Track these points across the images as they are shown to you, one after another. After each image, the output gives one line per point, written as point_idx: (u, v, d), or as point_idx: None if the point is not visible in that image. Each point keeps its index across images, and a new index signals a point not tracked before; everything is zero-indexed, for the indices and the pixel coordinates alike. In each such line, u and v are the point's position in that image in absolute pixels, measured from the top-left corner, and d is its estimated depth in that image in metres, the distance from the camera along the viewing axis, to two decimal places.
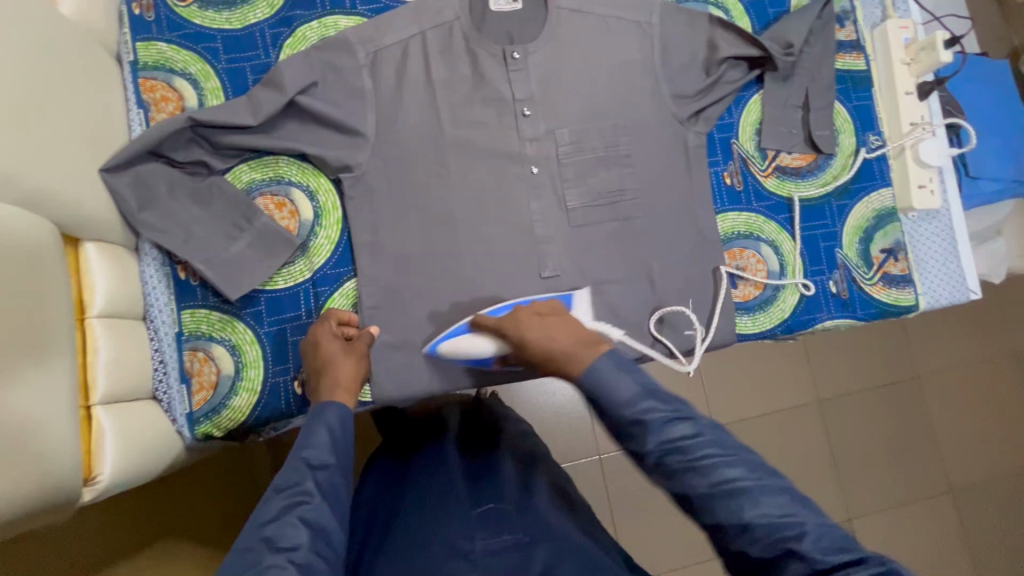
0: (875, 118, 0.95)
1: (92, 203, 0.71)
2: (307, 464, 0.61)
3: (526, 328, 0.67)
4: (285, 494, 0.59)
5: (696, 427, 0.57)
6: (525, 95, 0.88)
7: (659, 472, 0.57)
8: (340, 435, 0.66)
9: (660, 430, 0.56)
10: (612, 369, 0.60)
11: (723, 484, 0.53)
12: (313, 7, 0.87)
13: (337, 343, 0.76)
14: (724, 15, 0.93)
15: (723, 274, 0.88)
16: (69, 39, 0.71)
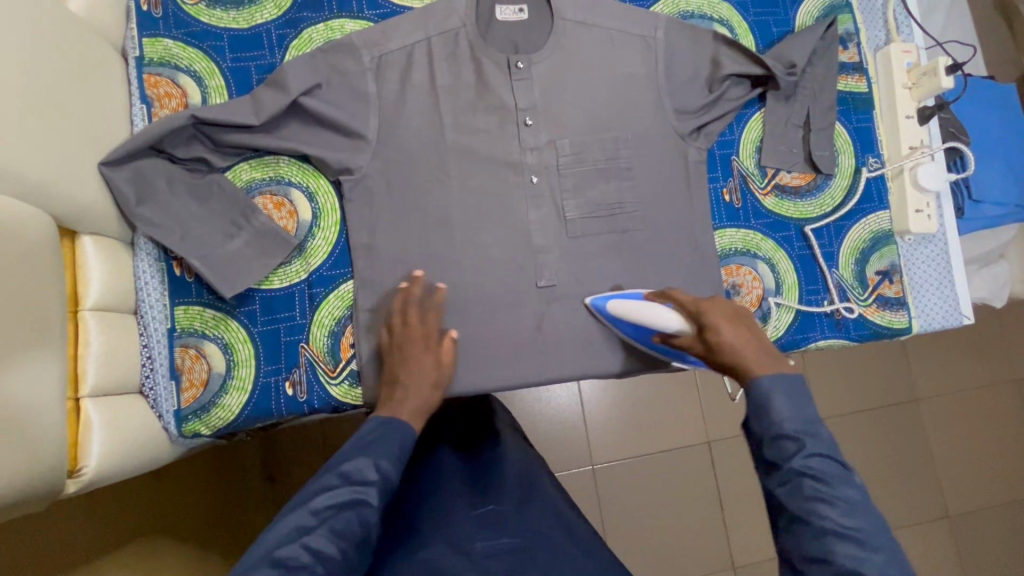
0: (875, 140, 0.96)
1: (90, 196, 0.71)
2: (376, 469, 0.64)
3: (722, 321, 0.69)
4: (350, 486, 0.62)
5: (844, 470, 0.55)
6: (529, 104, 0.89)
7: (783, 491, 0.55)
8: (408, 449, 0.68)
9: (808, 454, 0.55)
10: (787, 389, 0.59)
11: (846, 531, 0.51)
12: (320, 10, 0.88)
13: (430, 365, 0.78)
14: (729, 33, 0.94)
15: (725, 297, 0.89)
16: (73, 32, 0.71)
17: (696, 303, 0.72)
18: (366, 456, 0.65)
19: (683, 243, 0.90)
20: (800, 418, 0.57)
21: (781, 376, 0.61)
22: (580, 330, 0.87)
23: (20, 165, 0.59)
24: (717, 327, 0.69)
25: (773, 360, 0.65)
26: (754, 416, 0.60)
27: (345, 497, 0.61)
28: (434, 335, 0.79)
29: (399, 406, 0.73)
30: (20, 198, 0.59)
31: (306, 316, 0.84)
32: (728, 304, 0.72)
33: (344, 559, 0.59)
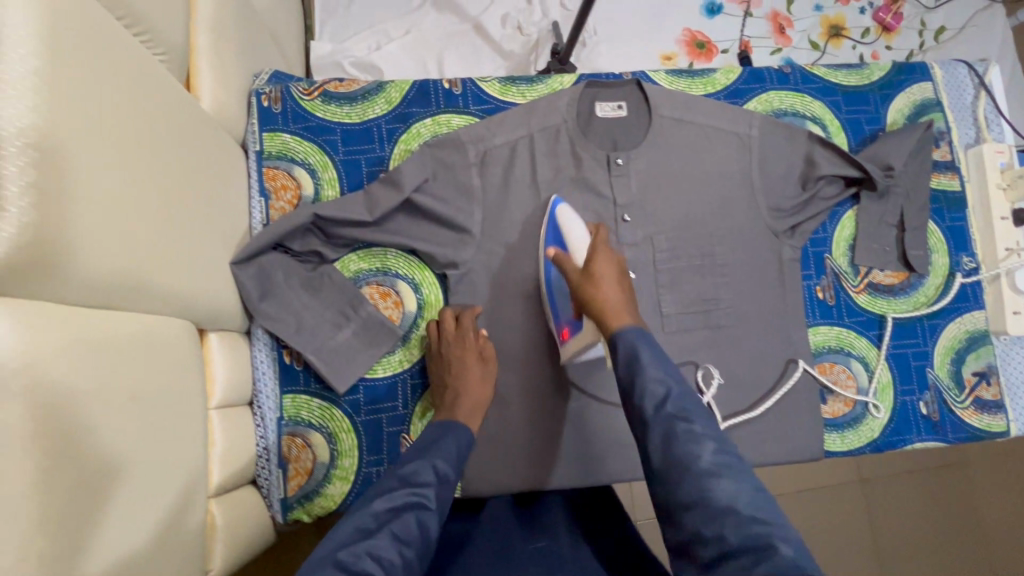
0: (969, 239, 0.96)
1: (223, 297, 0.73)
2: (435, 471, 0.66)
3: (607, 268, 0.75)
4: (410, 488, 0.63)
5: (704, 414, 0.62)
6: (626, 200, 0.90)
7: (659, 436, 0.60)
8: (461, 458, 0.71)
9: (675, 399, 0.61)
10: (648, 342, 0.67)
11: (715, 468, 0.57)
12: (427, 106, 0.91)
13: (478, 367, 0.81)
14: (822, 132, 0.96)
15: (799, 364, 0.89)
16: (207, 136, 0.74)
17: (596, 245, 0.78)
18: (424, 459, 0.67)
19: (776, 339, 0.90)
20: (656, 371, 0.63)
21: (635, 329, 0.68)
22: None
23: (179, 287, 0.61)
24: (600, 271, 0.75)
25: (631, 311, 0.72)
26: (628, 368, 0.65)
27: (407, 498, 0.62)
28: (470, 334, 0.83)
29: (457, 407, 0.77)
30: (173, 315, 0.61)
31: (409, 407, 0.86)
32: (618, 260, 0.78)
33: (405, 564, 0.57)
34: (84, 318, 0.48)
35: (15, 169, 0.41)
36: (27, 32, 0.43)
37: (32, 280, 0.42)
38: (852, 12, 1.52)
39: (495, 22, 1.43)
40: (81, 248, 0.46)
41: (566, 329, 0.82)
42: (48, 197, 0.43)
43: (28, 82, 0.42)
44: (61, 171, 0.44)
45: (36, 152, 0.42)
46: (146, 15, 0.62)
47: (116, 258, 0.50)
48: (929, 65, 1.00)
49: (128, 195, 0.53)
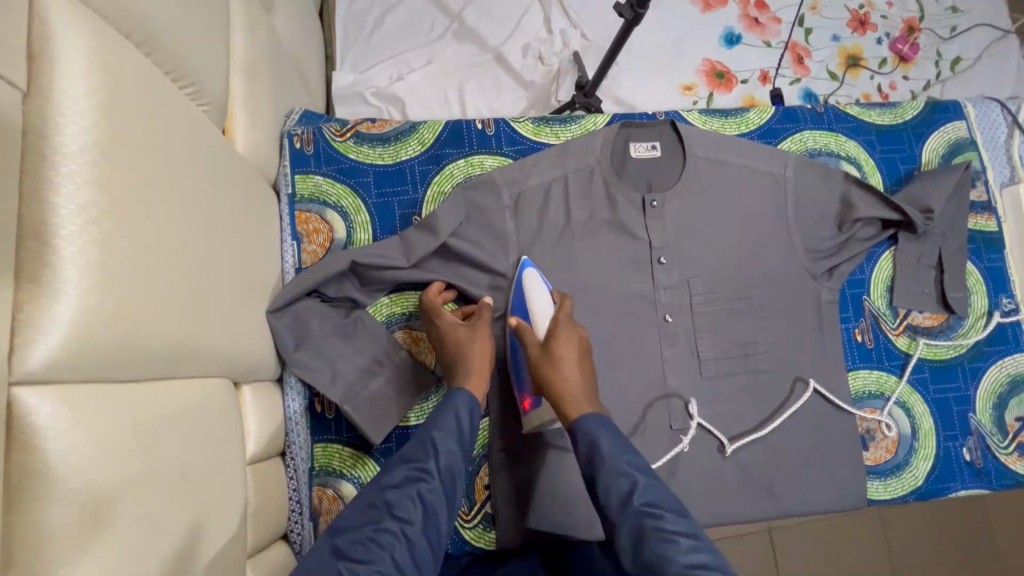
0: (1008, 280, 0.94)
1: (261, 349, 0.71)
2: (433, 444, 0.66)
3: (567, 347, 0.76)
4: (408, 465, 0.64)
5: (676, 509, 0.61)
6: (662, 242, 0.89)
7: (629, 536, 0.60)
8: (465, 425, 0.70)
9: (644, 497, 0.62)
10: (609, 430, 0.69)
11: (694, 568, 0.55)
12: (461, 147, 0.91)
13: (461, 330, 0.80)
14: (857, 172, 0.95)
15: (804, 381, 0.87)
16: (245, 183, 0.71)
17: (557, 320, 0.78)
18: (421, 435, 0.67)
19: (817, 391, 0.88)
20: (621, 462, 0.65)
21: (594, 420, 0.70)
22: (712, 473, 0.86)
23: (223, 347, 0.59)
24: (561, 352, 0.75)
25: (590, 396, 0.74)
26: (588, 459, 0.67)
27: (406, 475, 0.63)
28: (438, 307, 0.82)
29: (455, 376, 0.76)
30: (218, 375, 0.59)
31: None
32: (581, 334, 0.78)
33: (410, 539, 0.59)
34: (138, 395, 0.46)
35: (76, 249, 0.39)
36: (85, 103, 0.41)
37: (95, 365, 0.41)
38: (869, 43, 1.52)
39: (517, 53, 1.42)
40: (139, 322, 0.44)
41: (528, 400, 0.81)
42: (107, 274, 0.41)
43: (88, 158, 0.41)
44: (118, 244, 0.43)
45: (94, 229, 0.41)
46: (195, 65, 0.58)
47: (169, 327, 0.48)
48: (961, 104, 1.00)
49: (177, 259, 0.51)
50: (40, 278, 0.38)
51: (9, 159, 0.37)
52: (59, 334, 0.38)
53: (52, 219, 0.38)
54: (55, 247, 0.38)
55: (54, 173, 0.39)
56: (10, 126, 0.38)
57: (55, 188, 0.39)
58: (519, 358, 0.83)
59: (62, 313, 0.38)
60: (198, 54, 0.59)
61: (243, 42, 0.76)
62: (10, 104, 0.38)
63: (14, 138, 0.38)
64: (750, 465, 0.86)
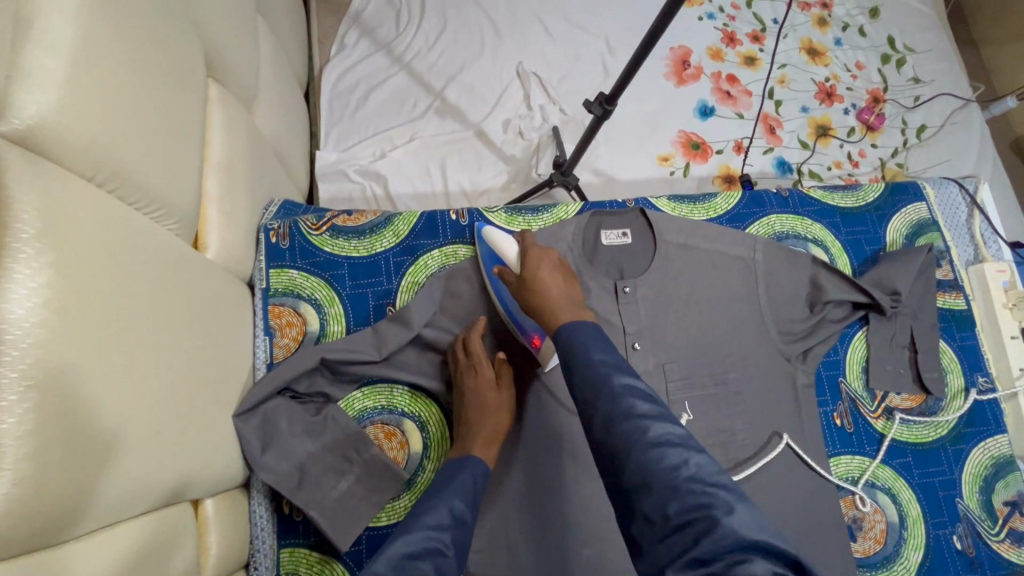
0: (981, 359, 0.95)
1: (225, 459, 0.69)
2: (453, 513, 0.63)
3: (542, 264, 0.78)
4: (426, 532, 0.59)
5: (648, 395, 0.60)
6: (635, 328, 0.89)
7: (600, 417, 0.58)
8: (476, 495, 0.70)
9: (616, 381, 0.60)
10: (586, 329, 0.68)
11: (660, 443, 0.55)
12: (436, 237, 0.93)
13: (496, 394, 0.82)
14: (825, 255, 0.97)
15: (781, 440, 0.86)
16: (213, 289, 0.71)
17: (528, 247, 0.81)
18: (442, 500, 0.65)
19: (789, 445, 0.87)
20: (595, 361, 0.63)
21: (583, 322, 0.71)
22: None
23: (178, 471, 0.57)
24: (535, 274, 0.77)
25: (570, 300, 0.74)
26: (567, 360, 0.66)
27: (426, 542, 0.57)
28: (482, 362, 0.83)
29: (467, 436, 0.79)
30: (165, 506, 0.57)
31: None
32: (553, 255, 0.82)
33: None
34: (73, 551, 0.43)
35: (13, 419, 0.38)
36: (37, 263, 0.42)
37: (25, 536, 0.39)
38: (836, 112, 1.59)
39: (498, 128, 1.47)
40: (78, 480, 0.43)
41: (536, 339, 0.84)
42: (46, 438, 0.40)
43: (35, 318, 0.41)
44: (61, 402, 0.42)
45: (36, 391, 0.40)
46: (163, 191, 0.60)
47: (113, 472, 0.47)
48: (921, 185, 1.03)
49: (130, 392, 0.50)
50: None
51: None
52: None
53: None
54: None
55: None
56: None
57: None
58: (508, 304, 0.85)
59: None
60: (167, 179, 0.60)
61: (220, 147, 0.78)
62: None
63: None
64: None
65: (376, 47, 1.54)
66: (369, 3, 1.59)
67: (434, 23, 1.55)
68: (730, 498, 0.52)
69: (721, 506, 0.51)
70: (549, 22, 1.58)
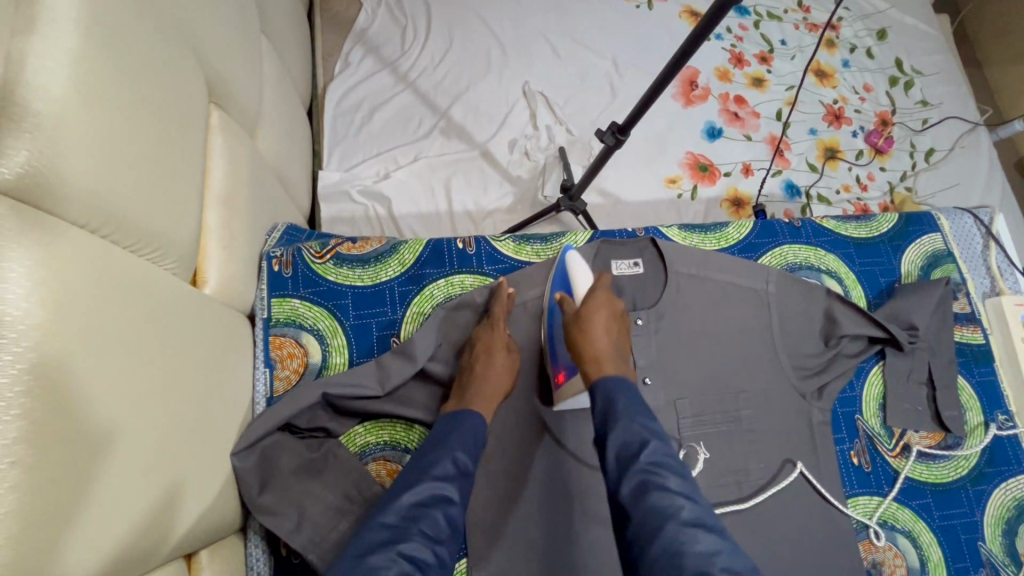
0: (1001, 395, 0.93)
1: (220, 503, 0.66)
2: (457, 465, 0.68)
3: (602, 310, 0.78)
4: (433, 483, 0.66)
5: (678, 470, 0.62)
6: (646, 362, 0.87)
7: (633, 488, 0.60)
8: (480, 444, 0.73)
9: (653, 453, 0.62)
10: (629, 392, 0.69)
11: (691, 525, 0.57)
12: (442, 266, 0.91)
13: (503, 356, 0.81)
14: (838, 287, 0.95)
15: (796, 471, 0.83)
16: (210, 325, 0.69)
17: (597, 288, 0.81)
18: (446, 449, 0.70)
19: (801, 473, 0.84)
20: (635, 422, 0.65)
21: (621, 376, 0.71)
22: None
23: (168, 525, 0.54)
24: (591, 316, 0.77)
25: (619, 359, 0.74)
26: (603, 418, 0.67)
27: (432, 493, 0.65)
28: (502, 342, 0.82)
29: (468, 392, 0.77)
30: (151, 570, 0.54)
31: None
32: (616, 305, 0.81)
33: (438, 560, 0.62)
34: None
35: None
36: (24, 325, 0.40)
37: None
38: (844, 135, 1.58)
39: (503, 149, 1.46)
40: (63, 564, 0.40)
41: (562, 373, 0.82)
42: (30, 520, 0.38)
43: (19, 387, 0.39)
44: (49, 475, 0.40)
45: (17, 472, 0.38)
46: (161, 232, 0.58)
47: (105, 543, 0.44)
48: (936, 214, 1.02)
49: (122, 447, 0.48)
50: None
51: None
52: None
53: None
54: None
55: None
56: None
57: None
58: (554, 334, 0.85)
59: None
60: (165, 221, 0.59)
61: (221, 178, 0.76)
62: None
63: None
64: None
65: (380, 64, 1.54)
66: (374, 21, 1.59)
67: (441, 42, 1.55)
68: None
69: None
70: (555, 42, 1.58)
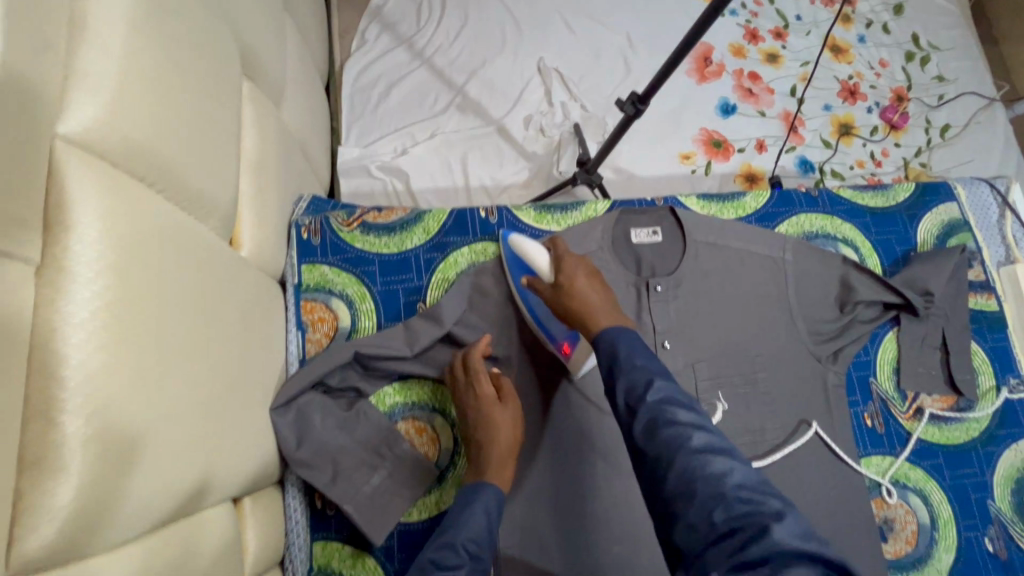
0: (1014, 360, 0.94)
1: (263, 453, 0.70)
2: (466, 549, 0.64)
3: (576, 272, 0.78)
4: (437, 570, 0.62)
5: (687, 404, 0.62)
6: (665, 327, 0.89)
7: (643, 428, 0.60)
8: (492, 527, 0.69)
9: (658, 390, 0.61)
10: (628, 336, 0.69)
11: (702, 452, 0.56)
12: (465, 234, 0.93)
13: (502, 413, 0.79)
14: (854, 254, 0.97)
15: (811, 430, 0.86)
16: (247, 287, 0.72)
17: (562, 255, 0.80)
18: (453, 534, 0.66)
19: (817, 433, 0.87)
20: (635, 364, 0.64)
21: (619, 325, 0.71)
22: None
23: (222, 468, 0.58)
24: (570, 280, 0.77)
25: (608, 309, 0.74)
26: (609, 370, 0.67)
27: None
28: (493, 395, 0.80)
29: (480, 464, 0.76)
30: (211, 505, 0.58)
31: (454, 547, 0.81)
32: (585, 262, 0.80)
33: None
34: (127, 552, 0.43)
35: (81, 422, 0.40)
36: (97, 265, 0.43)
37: (87, 536, 0.40)
38: (859, 111, 1.58)
39: (518, 125, 1.46)
40: (137, 488, 0.44)
41: (565, 345, 0.83)
42: (111, 441, 0.42)
43: (97, 323, 0.42)
44: (126, 404, 0.43)
45: (101, 397, 0.41)
46: (206, 190, 0.61)
47: (172, 474, 0.48)
48: (952, 184, 1.03)
49: (182, 389, 0.51)
50: (44, 461, 0.38)
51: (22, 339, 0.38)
52: (59, 517, 0.38)
53: (60, 391, 0.39)
54: (60, 425, 0.39)
55: (63, 344, 0.40)
56: (23, 305, 0.38)
57: (64, 361, 0.40)
58: (537, 314, 0.84)
59: (63, 489, 0.38)
60: (210, 180, 0.61)
61: (253, 146, 0.78)
62: (23, 280, 0.38)
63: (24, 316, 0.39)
64: None
65: (396, 41, 1.55)
66: None
67: (455, 19, 1.56)
68: (779, 505, 0.53)
69: (771, 513, 0.51)
70: (570, 18, 1.58)
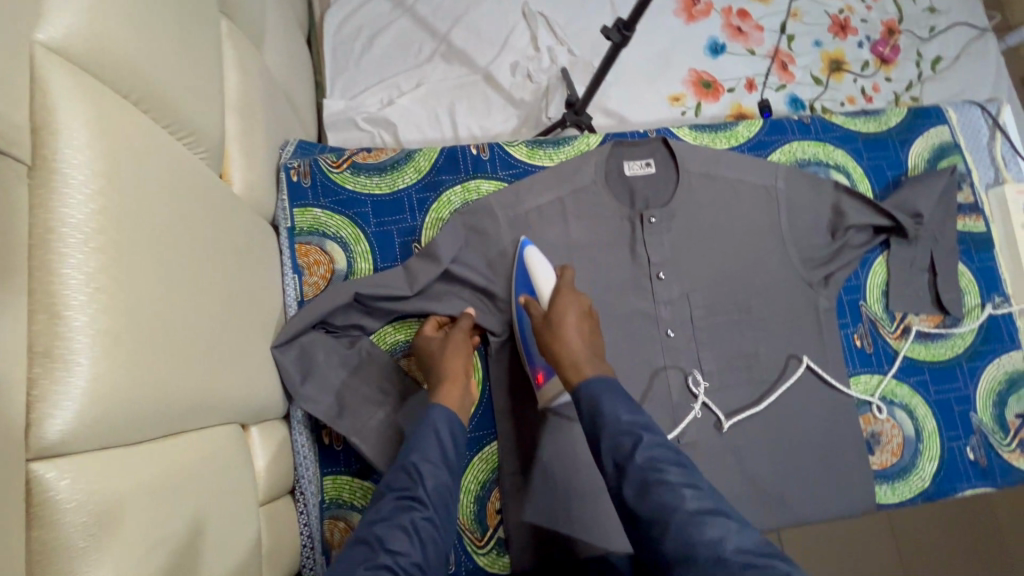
0: (999, 280, 0.97)
1: (268, 386, 0.71)
2: (415, 469, 0.68)
3: (569, 311, 0.77)
4: (394, 493, 0.66)
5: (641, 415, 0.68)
6: (660, 258, 0.90)
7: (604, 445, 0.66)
8: (447, 440, 0.72)
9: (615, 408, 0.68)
10: (611, 389, 0.70)
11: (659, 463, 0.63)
12: (457, 172, 0.92)
13: (437, 341, 0.82)
14: (846, 180, 0.97)
15: (800, 362, 0.88)
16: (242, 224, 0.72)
17: (562, 286, 0.80)
18: (403, 460, 0.69)
19: (807, 369, 0.89)
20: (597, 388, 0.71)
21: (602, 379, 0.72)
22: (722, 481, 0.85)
23: (230, 394, 0.59)
24: (561, 318, 0.77)
25: (592, 357, 0.75)
26: (590, 417, 0.69)
27: (396, 506, 0.65)
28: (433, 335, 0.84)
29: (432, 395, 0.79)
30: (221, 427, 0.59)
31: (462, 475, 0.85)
32: (583, 300, 0.80)
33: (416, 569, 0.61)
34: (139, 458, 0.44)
35: (85, 319, 0.40)
36: (88, 171, 0.43)
37: (101, 432, 0.41)
38: (850, 47, 1.55)
39: (506, 71, 1.43)
40: (148, 393, 0.45)
41: (541, 374, 0.82)
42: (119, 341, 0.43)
43: (92, 226, 0.42)
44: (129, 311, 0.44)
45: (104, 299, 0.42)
46: (193, 118, 0.59)
47: (180, 388, 0.49)
48: (944, 108, 1.03)
49: (183, 310, 0.52)
50: (53, 353, 0.39)
51: (18, 238, 0.39)
52: (75, 407, 0.39)
53: (63, 289, 0.40)
54: (65, 322, 0.39)
55: (61, 245, 0.40)
56: (16, 205, 0.39)
57: (64, 261, 0.40)
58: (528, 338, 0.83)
59: (76, 381, 0.39)
60: (195, 107, 0.60)
61: (236, 83, 0.76)
62: (15, 182, 0.39)
63: (19, 215, 0.39)
64: (759, 477, 0.85)
65: None
66: None
67: None
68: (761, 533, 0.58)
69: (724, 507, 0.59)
70: None
